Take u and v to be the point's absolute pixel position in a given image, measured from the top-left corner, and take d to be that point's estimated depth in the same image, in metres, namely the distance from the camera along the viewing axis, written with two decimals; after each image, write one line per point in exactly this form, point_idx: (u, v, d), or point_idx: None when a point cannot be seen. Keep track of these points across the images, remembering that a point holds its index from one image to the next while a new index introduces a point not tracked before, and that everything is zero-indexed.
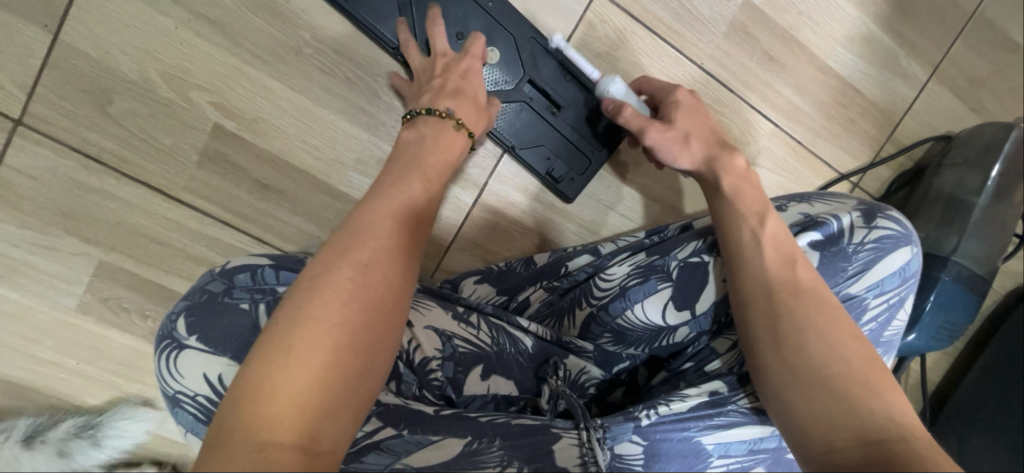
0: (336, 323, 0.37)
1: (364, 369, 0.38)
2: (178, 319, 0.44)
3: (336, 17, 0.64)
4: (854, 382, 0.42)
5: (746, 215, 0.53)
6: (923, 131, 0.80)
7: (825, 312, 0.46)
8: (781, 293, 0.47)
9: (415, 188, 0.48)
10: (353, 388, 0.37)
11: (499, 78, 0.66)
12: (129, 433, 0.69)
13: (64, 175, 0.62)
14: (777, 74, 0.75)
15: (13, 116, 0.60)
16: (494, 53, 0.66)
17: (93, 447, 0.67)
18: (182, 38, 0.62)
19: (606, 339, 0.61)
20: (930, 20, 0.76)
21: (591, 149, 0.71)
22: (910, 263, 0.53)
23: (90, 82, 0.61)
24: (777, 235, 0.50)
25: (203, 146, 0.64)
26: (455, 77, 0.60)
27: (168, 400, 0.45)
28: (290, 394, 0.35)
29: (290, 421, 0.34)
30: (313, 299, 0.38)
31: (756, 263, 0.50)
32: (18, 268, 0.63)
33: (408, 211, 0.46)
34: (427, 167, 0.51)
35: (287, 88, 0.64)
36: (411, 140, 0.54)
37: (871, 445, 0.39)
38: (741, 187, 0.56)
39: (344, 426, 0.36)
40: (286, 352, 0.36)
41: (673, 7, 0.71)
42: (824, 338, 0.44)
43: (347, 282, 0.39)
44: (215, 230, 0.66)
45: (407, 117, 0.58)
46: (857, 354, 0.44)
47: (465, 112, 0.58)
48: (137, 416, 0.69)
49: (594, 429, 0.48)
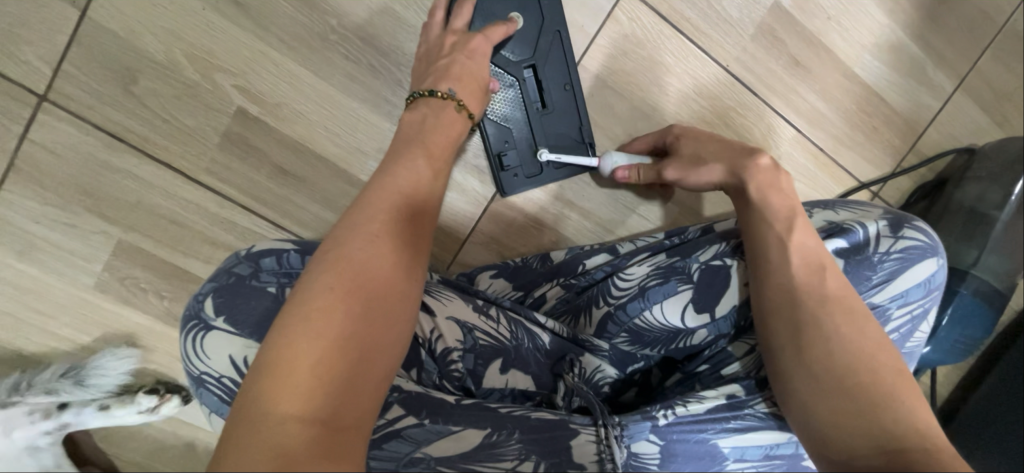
0: (351, 298, 0.37)
1: (380, 345, 0.38)
2: (205, 299, 0.44)
3: (364, 4, 0.63)
4: (879, 389, 0.42)
5: (770, 219, 0.52)
6: (947, 143, 0.79)
7: (850, 320, 0.45)
8: (810, 303, 0.47)
9: (422, 167, 0.48)
10: (372, 362, 0.37)
11: (512, 50, 0.65)
12: (113, 371, 0.66)
13: (87, 153, 0.62)
14: (803, 79, 0.74)
15: (38, 92, 0.60)
16: (520, 22, 0.65)
17: (77, 388, 0.64)
18: (209, 20, 0.61)
19: (622, 339, 0.60)
20: (959, 30, 0.75)
21: (551, 161, 0.69)
22: (934, 275, 0.53)
23: (115, 59, 0.61)
24: (800, 242, 0.50)
25: (226, 129, 0.64)
26: (462, 57, 0.59)
27: (192, 380, 0.45)
28: (309, 369, 0.34)
29: (309, 395, 0.34)
30: (327, 275, 0.38)
31: (778, 267, 0.49)
32: (38, 243, 0.63)
33: (415, 187, 0.46)
34: (433, 147, 0.51)
35: (311, 74, 0.64)
36: (414, 121, 0.54)
37: (894, 455, 0.39)
38: (768, 193, 0.54)
39: (366, 403, 0.36)
40: (302, 328, 0.36)
41: (701, 7, 0.70)
42: (847, 347, 0.44)
43: (359, 258, 0.39)
44: (234, 214, 0.66)
45: (408, 99, 0.58)
46: (880, 364, 0.44)
47: (464, 92, 0.58)
48: (118, 351, 0.66)
49: (612, 426, 0.48)
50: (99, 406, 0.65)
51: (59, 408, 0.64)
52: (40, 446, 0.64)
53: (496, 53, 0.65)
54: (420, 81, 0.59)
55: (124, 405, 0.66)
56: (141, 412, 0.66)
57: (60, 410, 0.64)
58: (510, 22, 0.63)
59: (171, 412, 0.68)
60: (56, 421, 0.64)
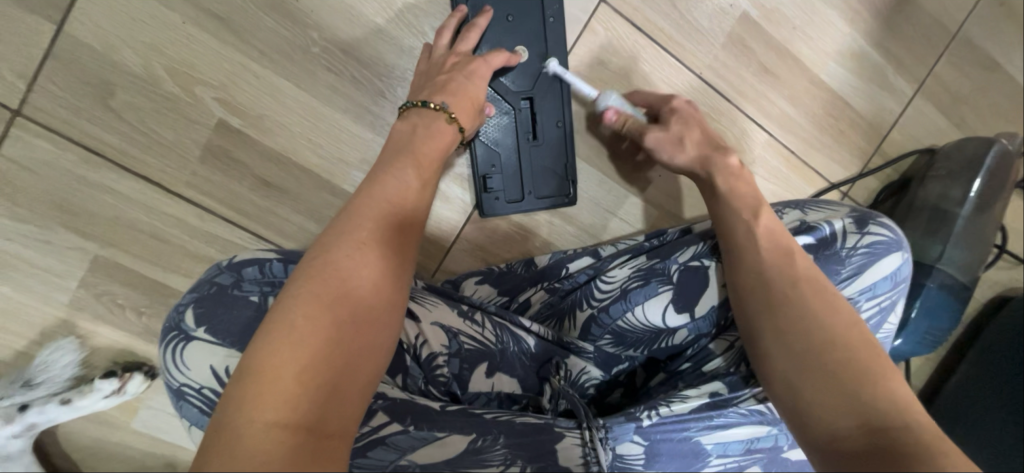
0: (339, 303, 0.38)
1: (364, 354, 0.38)
2: (186, 310, 0.44)
3: (345, 17, 0.64)
4: (853, 368, 0.43)
5: (740, 207, 0.55)
6: (909, 144, 0.82)
7: (819, 300, 0.47)
8: (782, 282, 0.49)
9: (410, 176, 0.49)
10: (353, 368, 0.37)
11: (514, 79, 0.68)
12: (58, 364, 0.64)
13: (63, 169, 0.61)
14: (772, 85, 0.77)
15: (12, 107, 0.59)
16: (524, 56, 0.68)
17: (30, 388, 0.62)
18: (188, 33, 0.62)
19: (606, 341, 0.62)
20: (916, 37, 0.79)
21: (531, 190, 0.71)
22: (900, 268, 0.56)
23: (93, 74, 0.60)
24: (772, 226, 0.53)
25: (206, 142, 0.64)
26: (462, 76, 0.60)
27: (173, 393, 0.44)
28: (294, 373, 0.35)
29: (289, 403, 0.34)
30: (316, 282, 0.38)
31: (749, 258, 0.51)
32: (9, 260, 0.62)
33: (402, 196, 0.46)
34: (418, 155, 0.51)
35: (293, 86, 0.65)
36: (404, 130, 0.54)
37: (876, 432, 0.40)
38: (735, 184, 0.58)
39: (351, 410, 0.36)
40: (287, 337, 0.35)
41: (673, 18, 0.73)
42: (821, 323, 0.46)
43: (346, 264, 0.39)
44: (216, 226, 0.66)
45: (401, 109, 0.58)
46: (858, 342, 0.45)
47: (459, 108, 0.59)
48: (56, 344, 0.64)
49: (597, 429, 0.49)
50: (60, 401, 0.63)
51: (20, 410, 0.61)
52: (13, 452, 0.63)
53: (496, 79, 0.68)
54: (417, 93, 0.61)
55: (86, 394, 0.63)
56: (106, 396, 0.64)
57: (20, 411, 0.61)
58: (513, 54, 0.66)
59: (140, 389, 0.66)
60: (21, 423, 0.62)
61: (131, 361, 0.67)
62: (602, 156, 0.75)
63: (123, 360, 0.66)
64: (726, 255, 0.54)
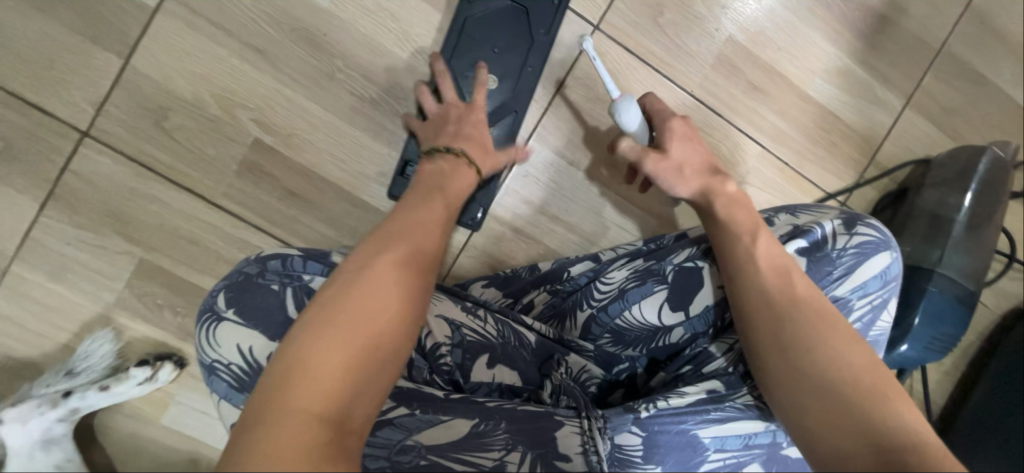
0: (375, 308, 0.42)
1: (390, 360, 0.42)
2: (219, 295, 0.50)
3: (366, 48, 0.73)
4: (859, 392, 0.45)
5: (738, 234, 0.56)
6: (903, 156, 0.85)
7: (827, 325, 0.49)
8: (801, 299, 0.51)
9: (441, 209, 0.54)
10: (389, 374, 0.41)
11: (491, 101, 0.73)
12: (97, 353, 0.69)
13: (120, 182, 0.70)
14: (762, 101, 0.82)
15: (81, 129, 0.69)
16: (493, 85, 0.73)
17: (73, 376, 0.67)
18: (233, 64, 0.71)
19: (606, 340, 0.66)
20: (900, 55, 0.84)
21: None
22: (890, 267, 0.59)
23: (151, 100, 0.70)
24: (770, 250, 0.54)
25: (243, 157, 0.72)
26: (467, 124, 0.67)
27: (204, 369, 0.49)
28: (329, 367, 0.38)
29: (330, 402, 0.38)
30: (356, 288, 0.43)
31: (754, 280, 0.53)
32: (67, 263, 0.70)
33: (437, 227, 0.52)
34: (448, 191, 0.57)
35: (320, 108, 0.73)
36: (432, 171, 0.60)
37: (884, 456, 0.41)
38: (735, 211, 0.59)
39: (369, 410, 0.40)
40: (331, 341, 0.39)
41: (664, 42, 0.79)
42: (840, 349, 0.48)
43: (385, 277, 0.44)
44: (248, 233, 0.72)
45: (425, 153, 0.64)
46: (868, 365, 0.47)
47: (473, 149, 0.65)
48: (94, 335, 0.70)
49: (595, 418, 0.52)
50: (99, 386, 0.67)
51: (64, 395, 0.65)
52: (55, 438, 0.63)
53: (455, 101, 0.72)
54: (434, 139, 0.66)
55: (121, 380, 0.68)
56: (140, 383, 0.69)
57: (65, 396, 0.65)
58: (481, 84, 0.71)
59: (170, 377, 0.71)
60: (65, 407, 0.64)
61: (163, 352, 0.72)
62: (600, 168, 0.80)
63: (157, 352, 0.72)
64: (729, 276, 0.55)
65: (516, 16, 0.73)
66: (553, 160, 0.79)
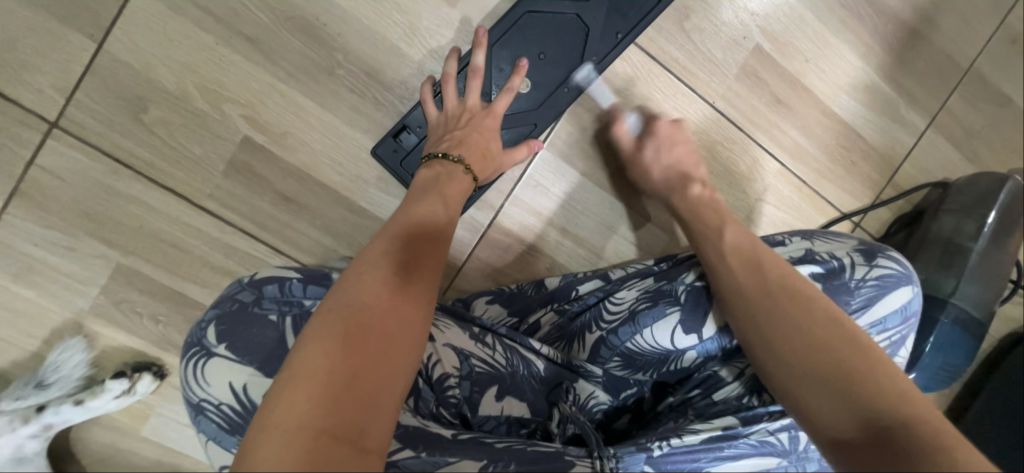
0: (365, 304, 0.38)
1: (391, 356, 0.36)
2: (209, 327, 0.45)
3: (370, 41, 0.67)
4: (854, 368, 0.42)
5: (707, 237, 0.61)
6: (921, 178, 0.83)
7: (807, 306, 0.48)
8: (783, 300, 0.50)
9: (438, 209, 0.51)
10: (394, 372, 0.36)
11: (513, 104, 0.70)
12: (67, 365, 0.64)
13: (93, 179, 0.63)
14: (785, 116, 0.78)
15: (49, 119, 0.62)
16: (524, 90, 0.70)
17: (42, 390, 0.63)
18: (221, 54, 0.64)
19: (615, 364, 0.62)
20: (928, 73, 0.80)
21: None
22: (910, 302, 0.57)
23: (128, 90, 0.63)
24: (738, 245, 0.57)
25: (231, 157, 0.66)
26: (474, 128, 0.63)
27: (191, 407, 0.45)
28: (320, 370, 0.33)
29: (315, 407, 0.32)
30: (349, 289, 0.39)
31: (727, 277, 0.54)
32: (35, 266, 0.64)
33: (432, 222, 0.49)
34: (442, 191, 0.55)
35: (317, 106, 0.67)
36: (428, 176, 0.57)
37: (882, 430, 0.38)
38: (702, 218, 0.64)
39: (383, 418, 0.34)
40: (323, 343, 0.35)
41: (688, 48, 0.74)
42: (835, 334, 0.45)
43: (376, 275, 0.40)
44: (235, 238, 0.67)
45: (424, 158, 0.61)
46: (874, 353, 0.43)
47: (474, 158, 0.61)
48: (64, 344, 0.65)
49: (608, 458, 0.47)
50: (74, 401, 0.63)
51: (37, 412, 0.62)
52: (29, 454, 0.63)
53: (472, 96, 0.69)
54: (435, 141, 0.63)
55: (96, 395, 0.63)
56: (116, 397, 0.64)
57: (38, 412, 0.62)
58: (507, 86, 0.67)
59: (149, 389, 0.67)
60: (38, 424, 0.62)
61: (140, 362, 0.67)
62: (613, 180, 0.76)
63: (134, 362, 0.67)
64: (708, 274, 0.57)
65: (573, 30, 0.70)
66: (564, 171, 0.74)
